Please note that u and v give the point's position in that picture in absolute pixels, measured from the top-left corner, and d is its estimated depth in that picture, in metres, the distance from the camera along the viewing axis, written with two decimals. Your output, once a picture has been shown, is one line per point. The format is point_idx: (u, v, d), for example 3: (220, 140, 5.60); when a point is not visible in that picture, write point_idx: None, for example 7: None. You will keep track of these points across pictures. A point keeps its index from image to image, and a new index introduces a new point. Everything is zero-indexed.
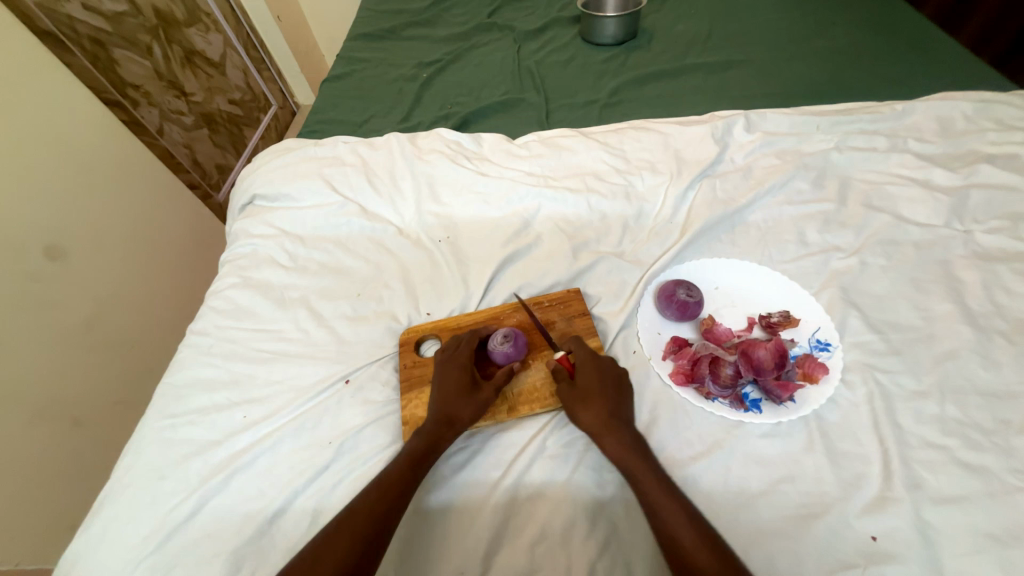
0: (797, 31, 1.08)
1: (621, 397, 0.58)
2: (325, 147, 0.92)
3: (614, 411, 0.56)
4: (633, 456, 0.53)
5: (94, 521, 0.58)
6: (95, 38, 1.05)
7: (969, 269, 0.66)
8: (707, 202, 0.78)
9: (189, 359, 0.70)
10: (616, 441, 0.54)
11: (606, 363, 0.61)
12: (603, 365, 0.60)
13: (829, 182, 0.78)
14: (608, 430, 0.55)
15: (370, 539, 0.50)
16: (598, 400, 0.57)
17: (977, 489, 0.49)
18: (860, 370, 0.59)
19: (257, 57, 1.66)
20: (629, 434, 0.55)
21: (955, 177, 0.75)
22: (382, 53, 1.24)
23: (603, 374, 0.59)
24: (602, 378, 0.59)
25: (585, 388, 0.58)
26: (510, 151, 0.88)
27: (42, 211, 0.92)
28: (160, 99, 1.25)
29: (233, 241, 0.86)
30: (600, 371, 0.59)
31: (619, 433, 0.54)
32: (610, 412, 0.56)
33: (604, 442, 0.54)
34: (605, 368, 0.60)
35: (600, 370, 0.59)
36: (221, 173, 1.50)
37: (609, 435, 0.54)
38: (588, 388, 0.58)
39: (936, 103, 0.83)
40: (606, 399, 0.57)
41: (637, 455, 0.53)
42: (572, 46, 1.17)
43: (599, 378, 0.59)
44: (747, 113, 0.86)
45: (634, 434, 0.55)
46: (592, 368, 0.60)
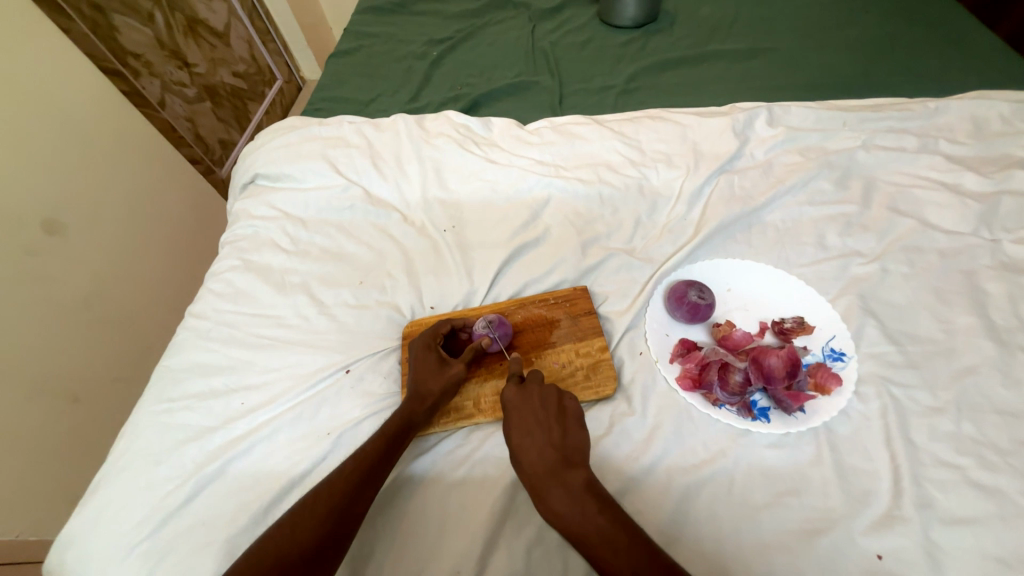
0: (827, 19, 1.03)
1: (562, 436, 0.53)
2: (330, 126, 0.89)
3: (553, 456, 0.51)
4: (575, 514, 0.47)
5: (90, 503, 0.58)
6: (95, 3, 1.02)
7: (994, 280, 0.63)
8: (724, 200, 0.75)
9: (187, 342, 0.69)
10: (556, 498, 0.48)
11: (543, 389, 0.56)
12: (540, 395, 0.56)
13: (852, 183, 0.75)
14: (547, 484, 0.49)
15: (344, 510, 0.49)
16: (533, 450, 0.52)
17: (989, 511, 0.48)
18: (874, 382, 0.57)
19: (262, 29, 1.61)
20: (570, 484, 0.49)
21: (986, 182, 0.71)
22: (391, 28, 1.19)
23: (539, 413, 0.54)
24: (537, 419, 0.54)
25: (519, 436, 0.53)
26: (521, 137, 0.85)
27: (39, 184, 0.90)
28: (162, 69, 1.22)
29: (233, 221, 0.84)
30: (536, 407, 0.55)
31: (558, 488, 0.49)
32: (547, 459, 0.51)
33: (544, 500, 0.49)
34: (537, 397, 0.56)
35: (535, 409, 0.55)
36: (224, 148, 1.47)
37: (549, 492, 0.49)
38: (524, 435, 0.53)
39: (971, 102, 0.79)
40: (541, 448, 0.52)
41: (582, 511, 0.47)
42: (589, 28, 1.12)
43: (534, 421, 0.54)
44: (771, 106, 0.82)
45: (578, 485, 0.49)
46: (527, 400, 0.55)
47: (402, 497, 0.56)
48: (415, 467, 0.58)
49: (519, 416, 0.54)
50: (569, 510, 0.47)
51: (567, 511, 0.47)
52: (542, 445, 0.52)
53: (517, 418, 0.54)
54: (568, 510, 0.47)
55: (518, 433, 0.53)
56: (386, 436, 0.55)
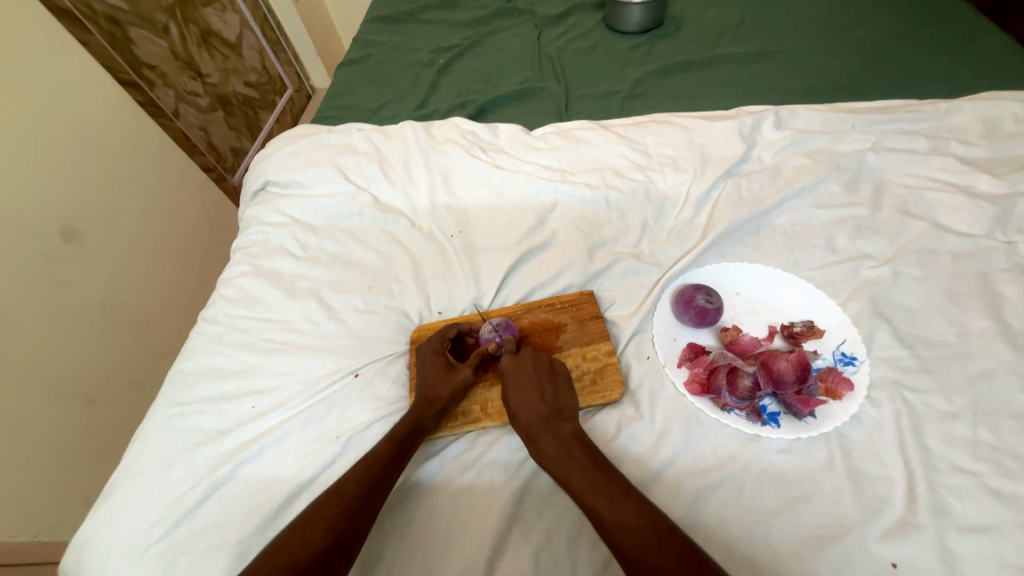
0: (835, 21, 1.02)
1: (553, 395, 0.58)
2: (339, 134, 0.90)
3: (545, 411, 0.56)
4: (563, 457, 0.52)
5: (104, 506, 0.59)
6: (112, 16, 1.05)
7: (1010, 283, 0.62)
8: (731, 203, 0.75)
9: (199, 347, 0.70)
10: (547, 445, 0.53)
11: (536, 356, 0.61)
12: (533, 360, 0.61)
13: (862, 185, 0.74)
14: (540, 434, 0.54)
15: (355, 515, 0.50)
16: (527, 405, 0.57)
17: (1008, 519, 0.47)
18: (887, 386, 0.56)
19: (273, 39, 1.65)
20: (560, 434, 0.54)
21: (1000, 184, 0.70)
22: (399, 37, 1.21)
23: (533, 374, 0.59)
24: (531, 379, 0.59)
25: (515, 394, 0.58)
26: (527, 142, 0.86)
27: (57, 193, 0.93)
28: (177, 79, 1.25)
29: (245, 228, 0.86)
30: (530, 370, 0.60)
31: (549, 436, 0.54)
32: (541, 413, 0.56)
33: (536, 448, 0.54)
34: (532, 364, 0.60)
35: (530, 372, 0.60)
36: (236, 155, 1.49)
37: (542, 440, 0.54)
38: (519, 392, 0.58)
39: (983, 103, 0.78)
40: (535, 403, 0.57)
41: (569, 456, 0.52)
42: (595, 34, 1.13)
43: (528, 380, 0.59)
44: (778, 109, 0.82)
45: (567, 435, 0.54)
46: (522, 366, 0.60)
47: (411, 502, 0.56)
48: (424, 471, 0.58)
49: (515, 377, 0.59)
50: (559, 454, 0.52)
51: (556, 454, 0.52)
52: (536, 400, 0.57)
53: (513, 380, 0.59)
54: (558, 454, 0.52)
55: (514, 390, 0.58)
56: (394, 439, 0.56)
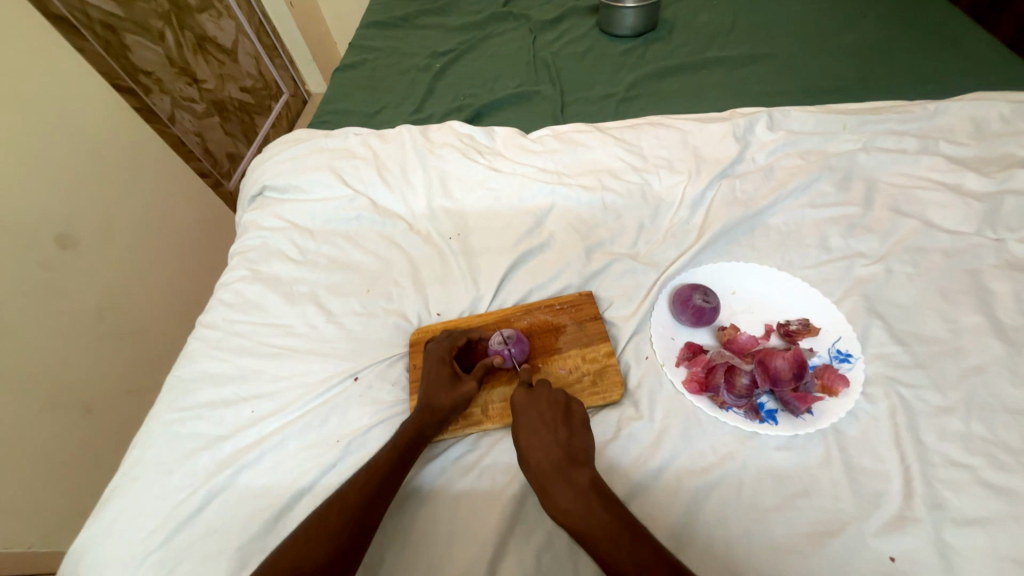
0: (825, 24, 1.04)
1: (568, 436, 0.54)
2: (336, 138, 0.91)
3: (559, 455, 0.53)
4: (580, 511, 0.48)
5: (103, 513, 0.58)
6: (107, 23, 1.05)
7: (1000, 279, 0.63)
8: (726, 204, 0.76)
9: (198, 352, 0.70)
10: (561, 495, 0.50)
11: (549, 392, 0.58)
12: (547, 397, 0.58)
13: (854, 185, 0.75)
14: (553, 483, 0.51)
15: (360, 519, 0.50)
16: (538, 449, 0.54)
17: (1002, 511, 0.48)
18: (881, 382, 0.57)
19: (268, 44, 1.65)
20: (575, 482, 0.50)
21: (988, 182, 0.71)
22: (395, 42, 1.22)
23: (546, 414, 0.56)
24: (544, 420, 0.56)
25: (527, 437, 0.55)
26: (524, 145, 0.87)
27: (53, 200, 0.92)
28: (173, 86, 1.25)
29: (242, 232, 0.86)
30: (543, 410, 0.57)
31: (563, 485, 0.50)
32: (553, 457, 0.53)
33: (550, 498, 0.50)
34: (544, 400, 0.58)
35: (542, 410, 0.57)
36: (232, 161, 1.49)
37: (554, 489, 0.50)
38: (531, 436, 0.55)
39: (970, 103, 0.79)
40: (547, 448, 0.53)
41: (586, 508, 0.48)
42: (589, 38, 1.14)
43: (539, 420, 0.56)
44: (770, 111, 0.83)
45: (584, 483, 0.50)
46: (534, 403, 0.57)
47: (413, 505, 0.56)
48: (425, 476, 0.58)
49: (527, 417, 0.56)
50: (574, 508, 0.49)
51: (572, 507, 0.49)
52: (548, 445, 0.54)
53: (524, 419, 0.56)
54: (574, 507, 0.49)
55: (525, 433, 0.55)
56: (396, 447, 0.56)
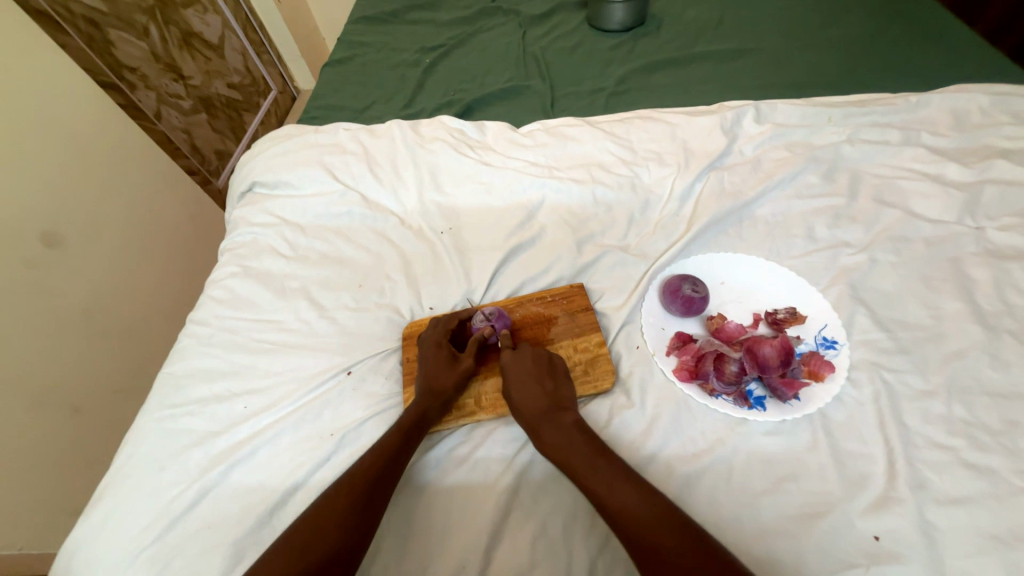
0: (811, 18, 1.05)
1: (554, 387, 0.59)
2: (326, 133, 0.90)
3: (547, 402, 0.57)
4: (568, 446, 0.53)
5: (94, 511, 0.58)
6: (90, 18, 1.04)
7: (980, 267, 0.64)
8: (715, 196, 0.77)
9: (189, 349, 0.70)
10: (551, 435, 0.54)
11: (535, 352, 0.62)
12: (532, 356, 0.61)
13: (839, 176, 0.76)
14: (542, 424, 0.55)
15: (367, 504, 0.50)
16: (528, 396, 0.58)
17: (982, 490, 0.49)
18: (866, 368, 0.58)
19: (256, 40, 1.64)
20: (563, 424, 0.55)
21: (968, 172, 0.73)
22: (384, 37, 1.21)
23: (533, 368, 0.60)
24: (531, 373, 0.60)
25: (515, 387, 0.59)
26: (514, 139, 0.87)
27: (39, 197, 0.91)
28: (158, 82, 1.24)
29: (232, 229, 0.85)
30: (530, 365, 0.60)
31: (551, 426, 0.55)
32: (542, 404, 0.57)
33: (540, 437, 0.55)
34: (530, 358, 0.61)
35: (529, 365, 0.60)
36: (220, 158, 1.48)
37: (544, 429, 0.55)
38: (520, 386, 0.59)
39: (951, 95, 0.81)
40: (537, 394, 0.58)
41: (573, 444, 0.53)
42: (579, 32, 1.14)
43: (528, 373, 0.60)
44: (757, 104, 0.84)
45: (570, 425, 0.55)
46: (522, 360, 0.61)
47: (409, 494, 0.57)
48: (422, 464, 0.59)
49: (515, 371, 0.60)
50: (563, 444, 0.53)
51: (561, 444, 0.53)
52: (538, 392, 0.58)
53: (512, 374, 0.60)
54: (562, 444, 0.53)
55: (515, 382, 0.59)
56: (399, 431, 0.56)
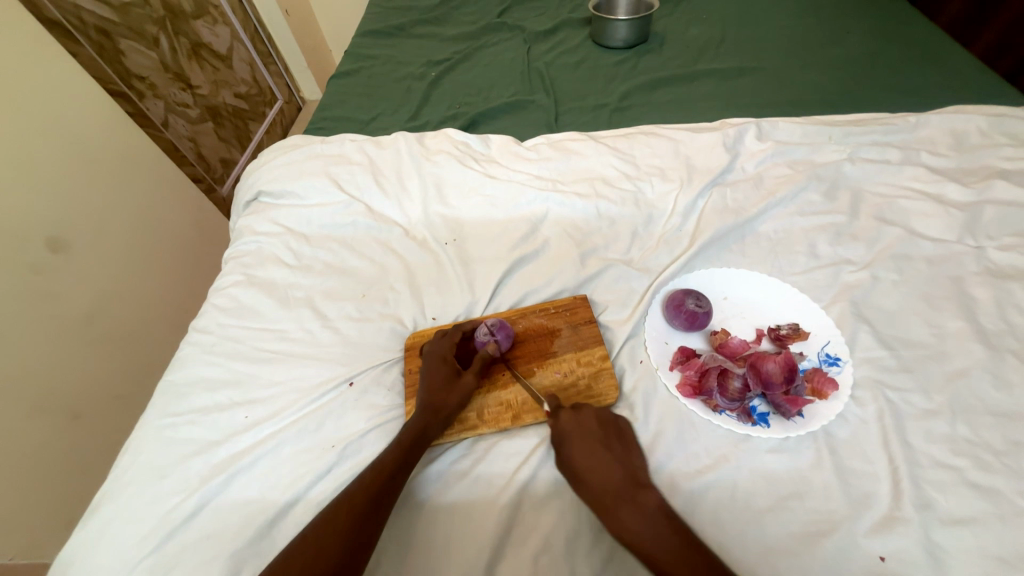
0: (811, 39, 1.08)
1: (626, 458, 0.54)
2: (332, 144, 0.91)
3: (621, 476, 0.52)
4: (643, 530, 0.48)
5: (92, 520, 0.57)
6: (101, 28, 1.06)
7: (981, 286, 0.65)
8: (717, 211, 0.77)
9: (191, 357, 0.70)
10: (624, 515, 0.49)
11: (598, 412, 0.58)
12: (596, 418, 0.57)
13: (841, 194, 0.77)
14: (612, 500, 0.50)
15: (367, 519, 0.50)
16: (595, 467, 0.53)
17: (988, 511, 0.49)
18: (869, 386, 0.58)
19: (264, 51, 1.66)
20: (636, 502, 0.50)
21: (968, 192, 0.74)
22: (391, 51, 1.23)
23: (601, 436, 0.56)
24: (600, 442, 0.55)
25: (585, 457, 0.54)
26: (519, 153, 0.88)
27: (47, 203, 0.92)
28: (166, 91, 1.25)
29: (237, 237, 0.85)
30: (595, 430, 0.56)
31: (624, 504, 0.50)
32: (617, 479, 0.52)
33: (613, 517, 0.50)
34: (594, 421, 0.57)
35: (596, 431, 0.56)
36: (225, 167, 1.49)
37: (616, 508, 0.50)
38: (589, 456, 0.54)
39: (950, 116, 0.82)
40: (603, 467, 0.53)
41: (649, 526, 0.48)
42: (583, 49, 1.16)
43: (590, 437, 0.56)
44: (759, 122, 0.85)
45: (644, 503, 0.50)
46: (586, 423, 0.57)
47: (410, 508, 0.56)
48: (424, 478, 0.58)
49: (581, 437, 0.55)
50: (637, 526, 0.48)
51: (635, 526, 0.48)
52: (604, 462, 0.53)
53: (579, 441, 0.55)
54: (638, 526, 0.48)
55: (577, 450, 0.55)
56: (402, 446, 0.56)
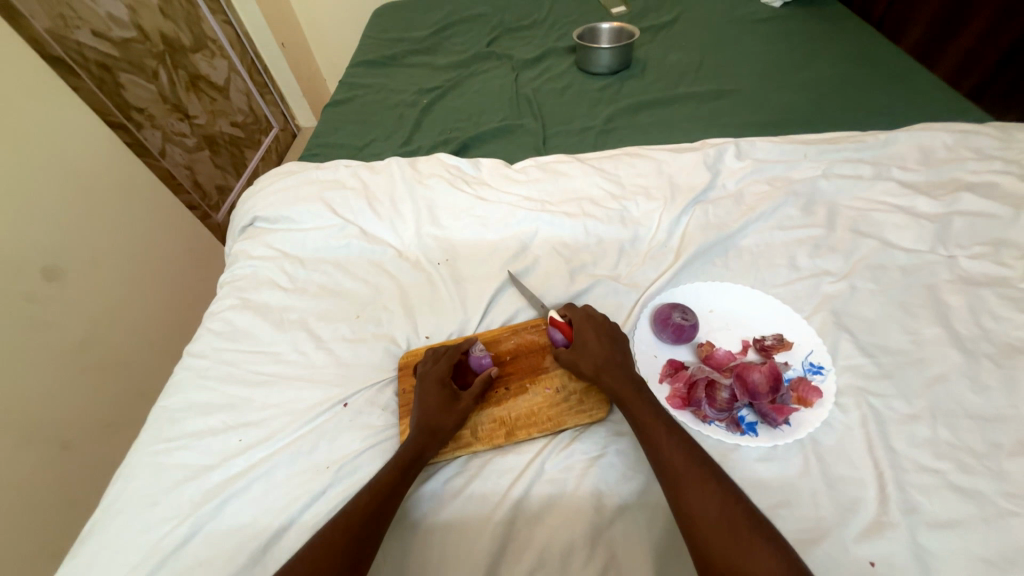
0: (785, 62, 1.13)
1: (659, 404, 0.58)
2: (327, 170, 0.94)
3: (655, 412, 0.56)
4: (714, 510, 0.47)
5: (82, 549, 0.57)
6: (102, 63, 1.10)
7: (954, 293, 0.67)
8: (701, 227, 0.80)
9: (186, 381, 0.70)
10: (690, 487, 0.49)
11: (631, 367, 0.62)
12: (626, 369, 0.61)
13: (817, 209, 0.80)
14: (687, 479, 0.49)
15: (362, 542, 0.50)
16: (674, 447, 0.52)
17: (972, 513, 0.50)
18: (853, 393, 0.60)
19: (260, 82, 1.72)
20: (707, 475, 0.49)
21: (938, 204, 0.77)
22: (383, 80, 1.28)
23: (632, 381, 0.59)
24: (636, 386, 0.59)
25: (627, 391, 0.58)
26: (509, 175, 0.91)
27: (43, 233, 0.93)
28: (164, 121, 1.29)
29: (233, 262, 0.87)
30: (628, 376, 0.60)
31: (694, 479, 0.49)
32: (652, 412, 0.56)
33: (681, 496, 0.49)
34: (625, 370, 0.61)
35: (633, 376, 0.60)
36: (221, 193, 1.51)
37: (687, 486, 0.49)
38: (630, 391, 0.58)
39: (917, 133, 0.86)
40: (685, 448, 0.52)
41: (722, 513, 0.47)
42: (568, 75, 1.21)
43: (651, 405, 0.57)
44: (737, 141, 0.89)
45: (714, 473, 0.50)
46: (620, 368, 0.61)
47: (404, 529, 0.56)
48: (418, 497, 0.58)
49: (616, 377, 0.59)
50: (710, 509, 0.47)
51: (705, 508, 0.47)
52: (684, 443, 0.53)
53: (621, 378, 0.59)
54: (702, 495, 0.48)
55: (655, 429, 0.54)
56: (398, 466, 0.56)
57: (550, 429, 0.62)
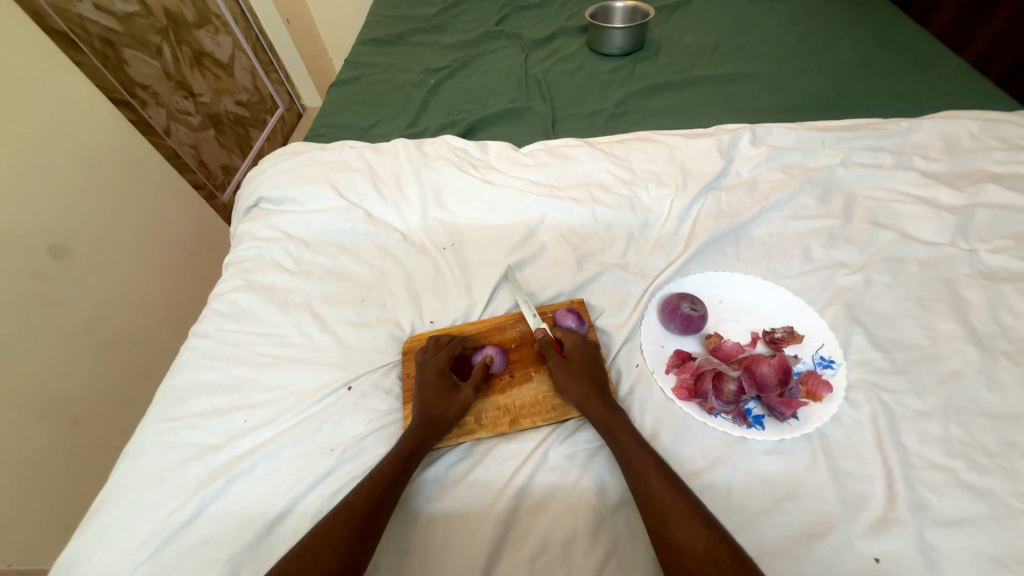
0: (806, 45, 1.09)
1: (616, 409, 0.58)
2: (332, 151, 0.92)
3: (610, 413, 0.57)
4: (669, 499, 0.49)
5: (91, 524, 0.58)
6: (106, 37, 1.08)
7: (973, 288, 0.66)
8: (713, 216, 0.78)
9: (191, 361, 0.70)
10: (648, 478, 0.51)
11: (600, 375, 0.61)
12: (595, 376, 0.60)
13: (834, 199, 0.78)
14: (674, 516, 0.48)
15: (365, 531, 0.50)
16: (662, 481, 0.50)
17: (981, 512, 0.49)
18: (864, 388, 0.59)
19: (265, 60, 1.69)
20: (660, 469, 0.52)
21: (961, 196, 0.75)
22: (390, 59, 1.25)
23: (593, 384, 0.60)
24: (596, 391, 0.59)
25: (583, 393, 0.59)
26: (516, 159, 0.89)
27: (50, 212, 0.93)
28: (168, 99, 1.27)
29: (237, 243, 0.86)
30: (589, 383, 0.59)
31: (649, 470, 0.51)
32: (608, 413, 0.57)
33: (665, 529, 0.48)
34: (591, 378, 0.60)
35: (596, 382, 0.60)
36: (227, 173, 1.51)
37: (674, 524, 0.47)
38: (589, 393, 0.59)
39: (942, 121, 0.83)
40: (672, 482, 0.50)
41: (690, 528, 0.47)
42: (580, 56, 1.18)
43: (612, 408, 0.58)
44: (753, 127, 0.87)
45: (666, 468, 0.52)
46: (586, 376, 0.60)
47: (408, 512, 0.56)
48: (419, 483, 0.58)
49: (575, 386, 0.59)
50: (665, 497, 0.49)
51: (693, 548, 0.46)
52: (655, 459, 0.53)
53: (582, 383, 0.59)
54: (658, 486, 0.50)
55: (642, 462, 0.52)
56: (399, 456, 0.56)
57: (555, 418, 0.61)
